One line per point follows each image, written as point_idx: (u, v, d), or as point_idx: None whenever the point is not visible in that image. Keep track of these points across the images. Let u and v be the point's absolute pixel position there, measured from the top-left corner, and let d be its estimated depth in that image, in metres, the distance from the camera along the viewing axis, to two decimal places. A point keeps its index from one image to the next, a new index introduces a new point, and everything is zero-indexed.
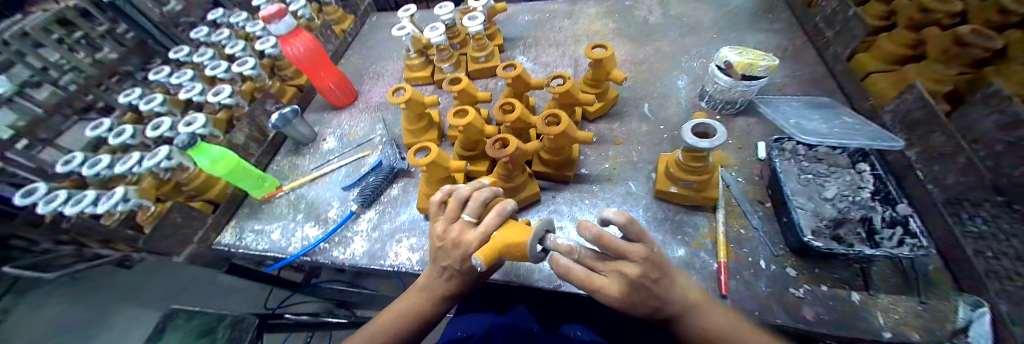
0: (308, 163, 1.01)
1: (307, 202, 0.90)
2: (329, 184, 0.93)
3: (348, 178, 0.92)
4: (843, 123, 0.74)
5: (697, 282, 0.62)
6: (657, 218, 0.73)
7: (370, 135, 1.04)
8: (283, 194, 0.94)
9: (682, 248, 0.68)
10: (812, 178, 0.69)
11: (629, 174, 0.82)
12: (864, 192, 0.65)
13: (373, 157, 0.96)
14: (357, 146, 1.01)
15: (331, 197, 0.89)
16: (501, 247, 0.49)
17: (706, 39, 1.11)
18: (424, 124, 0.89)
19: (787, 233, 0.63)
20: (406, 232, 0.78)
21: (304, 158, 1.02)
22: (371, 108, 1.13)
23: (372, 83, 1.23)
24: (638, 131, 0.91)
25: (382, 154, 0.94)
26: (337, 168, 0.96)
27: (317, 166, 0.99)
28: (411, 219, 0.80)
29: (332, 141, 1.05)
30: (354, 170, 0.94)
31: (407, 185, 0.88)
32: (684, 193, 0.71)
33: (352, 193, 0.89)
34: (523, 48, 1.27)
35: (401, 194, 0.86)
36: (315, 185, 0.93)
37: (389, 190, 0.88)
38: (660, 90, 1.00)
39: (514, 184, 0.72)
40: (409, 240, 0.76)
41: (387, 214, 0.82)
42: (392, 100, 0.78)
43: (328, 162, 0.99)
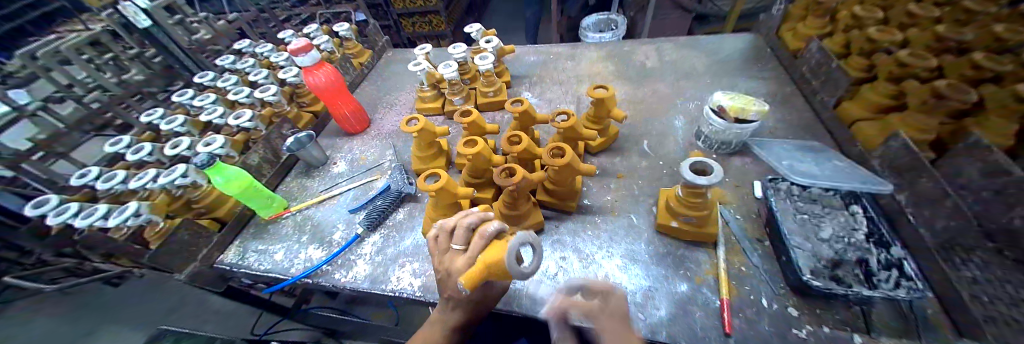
0: (316, 185, 1.03)
1: (313, 224, 0.91)
2: (336, 206, 0.95)
3: (355, 202, 0.94)
4: (834, 166, 0.77)
5: (701, 318, 0.63)
6: (659, 252, 0.74)
7: (380, 160, 1.07)
8: (290, 215, 0.96)
9: (684, 283, 0.68)
10: (808, 218, 0.71)
11: (631, 207, 0.84)
12: (859, 233, 0.66)
13: (381, 181, 0.99)
14: (366, 170, 1.05)
15: (337, 220, 0.91)
16: (484, 268, 0.46)
17: (701, 84, 1.18)
18: (433, 151, 0.92)
19: (786, 272, 0.64)
20: (409, 257, 0.79)
21: (313, 180, 1.05)
22: (382, 135, 1.18)
23: (385, 111, 1.29)
24: (638, 165, 0.95)
25: (390, 179, 0.97)
26: (345, 191, 0.98)
27: (326, 188, 1.01)
28: (414, 244, 0.81)
29: (342, 165, 1.09)
30: (362, 193, 0.96)
31: (412, 211, 0.90)
32: (685, 228, 0.73)
33: (358, 216, 0.90)
34: (529, 85, 1.34)
35: (406, 219, 0.87)
36: (321, 208, 0.95)
37: (394, 214, 0.89)
38: (658, 129, 1.05)
39: (519, 212, 0.74)
40: (412, 265, 0.77)
41: (392, 238, 0.84)
42: (405, 129, 0.82)
43: (337, 184, 1.02)
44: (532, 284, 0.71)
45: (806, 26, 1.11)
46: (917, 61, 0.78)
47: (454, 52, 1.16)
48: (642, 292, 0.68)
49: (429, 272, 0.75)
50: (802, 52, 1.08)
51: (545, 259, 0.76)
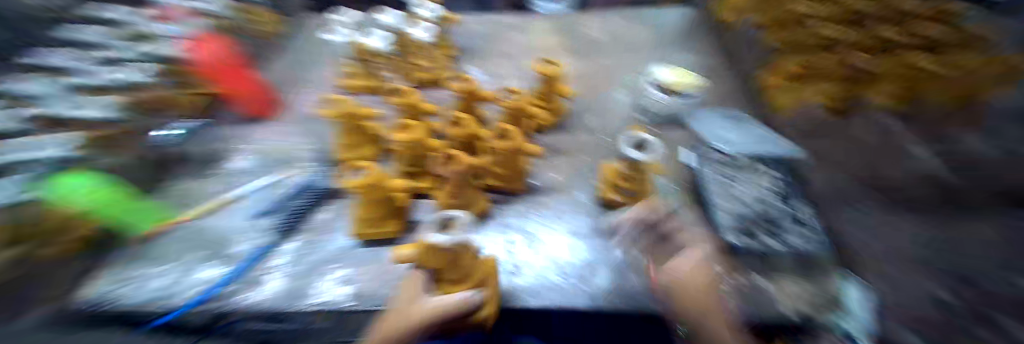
0: (210, 186, 0.88)
1: (206, 237, 0.73)
2: (237, 213, 0.79)
3: (262, 205, 0.81)
4: (753, 133, 0.85)
5: (640, 283, 0.66)
6: (603, 226, 0.77)
7: (290, 152, 0.98)
8: (177, 227, 0.76)
9: (620, 249, 0.72)
10: (727, 182, 0.75)
11: (576, 184, 0.86)
12: (766, 193, 0.73)
13: (294, 178, 0.89)
14: (276, 165, 0.94)
15: (239, 227, 0.76)
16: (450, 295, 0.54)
17: (642, 57, 1.20)
18: (360, 136, 0.84)
19: (713, 232, 0.70)
20: (336, 262, 0.68)
21: (208, 182, 0.90)
22: (297, 121, 1.11)
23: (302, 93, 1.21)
24: (583, 142, 0.96)
25: (307, 176, 0.88)
26: (251, 193, 0.84)
27: (223, 188, 0.88)
28: (341, 247, 0.71)
29: (243, 161, 0.96)
30: (271, 194, 0.84)
31: (338, 208, 0.80)
32: (626, 201, 0.76)
33: (265, 221, 0.77)
34: (471, 58, 1.27)
35: (330, 218, 0.78)
36: (220, 214, 0.79)
37: (315, 215, 0.79)
38: (602, 104, 1.05)
39: (462, 200, 0.70)
40: (342, 272, 0.66)
41: (314, 243, 0.72)
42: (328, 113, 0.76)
43: (235, 185, 0.88)
44: None
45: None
46: None
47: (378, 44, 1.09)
48: (587, 263, 0.70)
49: (362, 278, 0.65)
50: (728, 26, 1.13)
51: (493, 244, 0.73)
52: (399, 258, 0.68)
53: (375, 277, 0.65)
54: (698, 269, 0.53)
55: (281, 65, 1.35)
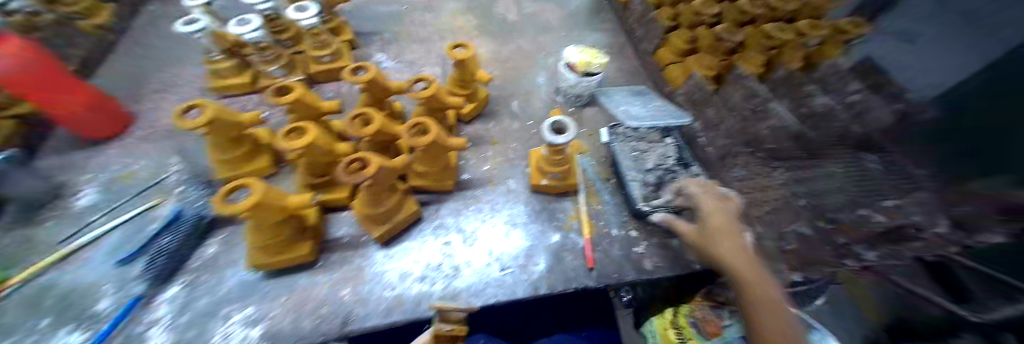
0: (53, 232, 0.70)
1: (59, 296, 0.62)
2: (94, 261, 0.66)
3: (126, 247, 0.68)
4: (657, 105, 0.92)
5: (571, 261, 0.71)
6: (535, 210, 0.80)
7: (160, 174, 0.80)
8: (8, 294, 0.62)
9: (556, 233, 0.75)
10: (638, 154, 0.82)
11: (508, 173, 0.87)
12: (672, 160, 0.81)
13: (167, 206, 0.74)
14: (142, 192, 0.77)
15: (99, 281, 0.64)
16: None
17: (558, 38, 1.23)
18: (245, 148, 0.73)
19: (629, 203, 0.77)
20: (235, 303, 0.61)
21: (47, 226, 0.71)
22: (157, 136, 0.88)
23: (160, 100, 0.97)
24: (510, 128, 0.96)
25: (183, 201, 0.74)
26: (110, 232, 0.70)
27: (72, 235, 0.70)
28: (241, 283, 0.63)
29: (93, 194, 0.77)
30: (137, 232, 0.70)
31: (228, 239, 0.70)
32: (553, 184, 0.79)
33: (134, 267, 0.65)
34: (380, 44, 1.16)
35: (221, 251, 0.68)
36: (70, 268, 0.65)
37: (199, 251, 0.68)
38: (525, 88, 1.06)
39: (384, 208, 0.65)
40: (244, 311, 0.60)
41: (202, 284, 0.63)
42: (184, 124, 0.60)
43: (88, 226, 0.71)
44: (406, 285, 0.65)
45: None
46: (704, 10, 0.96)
47: (241, 32, 0.85)
48: (524, 252, 0.72)
49: (270, 314, 0.60)
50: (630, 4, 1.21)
51: (427, 248, 0.71)
52: (320, 284, 0.64)
53: (287, 311, 0.60)
54: (727, 221, 0.59)
55: (130, 64, 1.06)
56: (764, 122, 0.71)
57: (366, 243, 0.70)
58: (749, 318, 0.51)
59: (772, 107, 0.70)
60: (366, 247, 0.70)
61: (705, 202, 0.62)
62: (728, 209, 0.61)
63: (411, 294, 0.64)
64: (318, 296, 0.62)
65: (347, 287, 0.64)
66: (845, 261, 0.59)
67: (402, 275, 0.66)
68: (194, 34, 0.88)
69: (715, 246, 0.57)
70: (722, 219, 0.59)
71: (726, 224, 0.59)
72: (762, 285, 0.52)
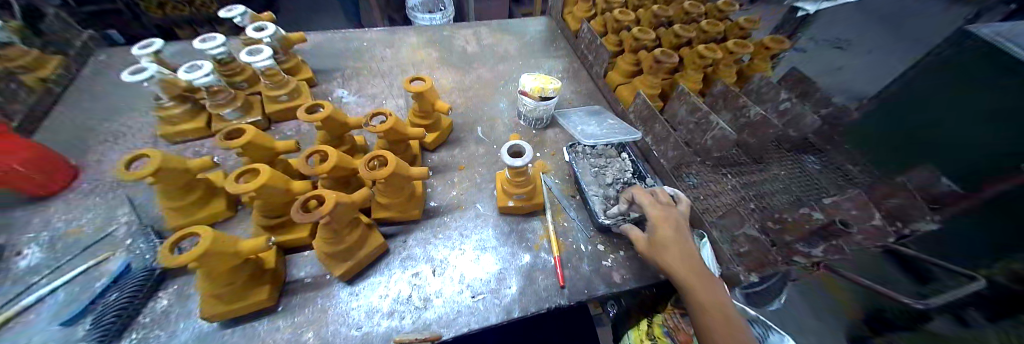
0: None
1: None
2: (31, 327, 0.61)
3: (68, 308, 0.63)
4: (611, 123, 0.98)
5: (543, 280, 0.72)
6: (504, 232, 0.81)
7: (107, 228, 0.75)
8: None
9: (526, 254, 0.77)
10: (597, 170, 0.86)
11: (475, 197, 0.88)
12: (629, 173, 0.85)
13: (117, 260, 0.70)
14: (86, 248, 0.72)
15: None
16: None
17: (516, 66, 1.29)
18: (200, 195, 0.71)
19: (592, 218, 0.80)
20: None
21: None
22: (106, 188, 0.83)
23: (108, 149, 0.93)
24: (476, 153, 0.98)
25: (133, 253, 0.70)
26: (48, 294, 0.64)
27: (7, 301, 0.64)
28: (198, 335, 0.60)
29: (31, 255, 0.71)
30: (82, 290, 0.65)
31: (182, 289, 0.65)
32: (519, 205, 0.80)
33: (80, 328, 0.60)
34: (342, 80, 1.18)
35: (175, 303, 0.64)
36: (7, 336, 0.60)
37: (151, 304, 0.63)
38: (488, 113, 1.10)
39: (346, 244, 0.64)
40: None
41: (152, 341, 0.59)
42: (125, 176, 0.58)
43: (30, 288, 0.65)
44: (374, 323, 0.63)
45: (578, 10, 1.35)
46: (642, 35, 1.05)
47: (190, 78, 0.81)
48: (495, 277, 0.73)
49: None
50: (579, 31, 1.30)
51: (395, 281, 0.70)
52: (281, 330, 0.61)
53: None
54: (675, 233, 0.63)
55: (73, 116, 1.01)
56: (708, 133, 0.79)
57: (330, 283, 0.68)
58: (698, 325, 0.57)
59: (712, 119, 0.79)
60: (330, 286, 0.68)
61: (653, 213, 0.65)
62: (674, 217, 0.65)
63: (380, 331, 0.63)
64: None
65: (310, 330, 0.62)
66: (793, 258, 0.64)
67: (369, 312, 0.65)
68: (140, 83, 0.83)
69: (664, 258, 0.61)
70: (671, 231, 0.63)
71: (674, 236, 0.62)
72: (707, 294, 0.57)
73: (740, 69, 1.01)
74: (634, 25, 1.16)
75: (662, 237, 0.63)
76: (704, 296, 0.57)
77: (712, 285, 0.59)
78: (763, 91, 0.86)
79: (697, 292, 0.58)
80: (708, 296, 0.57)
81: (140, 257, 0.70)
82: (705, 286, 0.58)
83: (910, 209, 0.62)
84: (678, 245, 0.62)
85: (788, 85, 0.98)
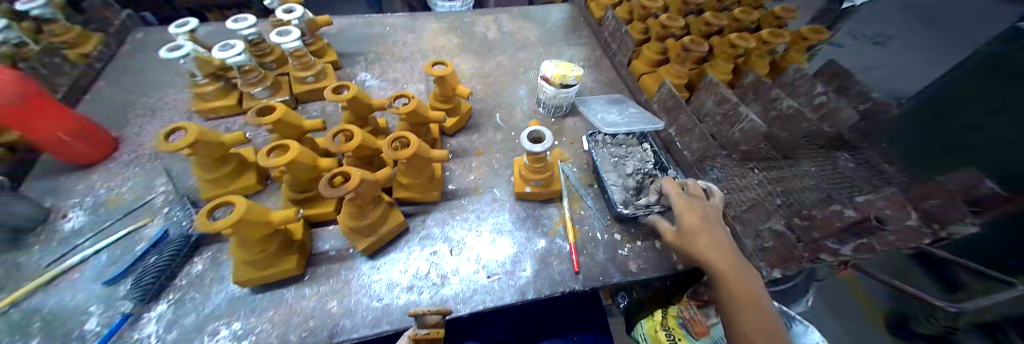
0: (36, 259, 0.69)
1: (43, 318, 0.61)
2: (79, 283, 0.65)
3: (113, 267, 0.67)
4: (632, 112, 0.97)
5: (557, 265, 0.73)
6: (520, 218, 0.81)
7: (147, 196, 0.80)
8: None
9: (542, 239, 0.77)
10: (618, 159, 0.84)
11: (492, 182, 0.89)
12: (650, 164, 0.83)
13: (155, 226, 0.74)
14: (127, 213, 0.76)
15: (86, 302, 0.63)
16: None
17: (535, 53, 1.28)
18: (232, 168, 0.74)
19: (609, 207, 0.79)
20: (223, 318, 0.61)
21: (29, 251, 0.70)
22: (145, 159, 0.88)
23: (146, 121, 0.97)
24: (494, 140, 0.98)
25: (169, 221, 0.74)
26: (95, 254, 0.69)
27: (56, 260, 0.69)
28: (230, 298, 0.64)
29: (78, 217, 0.76)
30: (125, 252, 0.70)
31: (215, 256, 0.69)
32: (536, 191, 0.80)
33: (121, 287, 0.65)
34: (365, 64, 1.20)
35: (209, 269, 0.67)
36: (56, 289, 0.65)
37: (187, 268, 0.67)
38: (507, 100, 1.10)
39: (369, 220, 0.65)
40: (231, 326, 0.60)
41: (188, 302, 0.63)
42: (165, 147, 0.61)
43: (76, 248, 0.70)
44: (393, 298, 0.65)
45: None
46: (671, 23, 1.03)
47: (224, 57, 0.84)
48: (510, 260, 0.74)
49: (257, 329, 0.60)
50: (603, 19, 1.27)
51: (414, 258, 0.72)
52: (307, 298, 0.64)
53: (275, 324, 0.61)
54: (703, 222, 0.62)
55: (114, 90, 1.06)
56: (736, 126, 0.78)
57: (353, 256, 0.71)
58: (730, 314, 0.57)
59: (741, 111, 0.77)
60: (353, 259, 0.70)
61: (679, 203, 0.65)
62: (701, 207, 0.64)
63: (398, 304, 0.65)
64: (304, 310, 0.63)
65: (334, 299, 0.64)
66: (820, 256, 0.61)
67: (388, 286, 0.67)
68: (177, 60, 0.86)
69: (694, 247, 0.61)
70: (698, 220, 0.62)
71: (702, 225, 0.62)
72: (738, 286, 0.57)
73: (772, 61, 0.98)
74: (661, 13, 1.14)
75: (690, 226, 0.62)
76: (737, 286, 0.57)
77: (745, 274, 0.58)
78: (797, 83, 0.82)
79: (729, 281, 0.57)
80: (741, 284, 0.57)
81: (177, 223, 0.74)
82: (738, 275, 0.57)
83: (952, 211, 0.58)
84: (706, 234, 0.61)
85: (823, 79, 0.94)
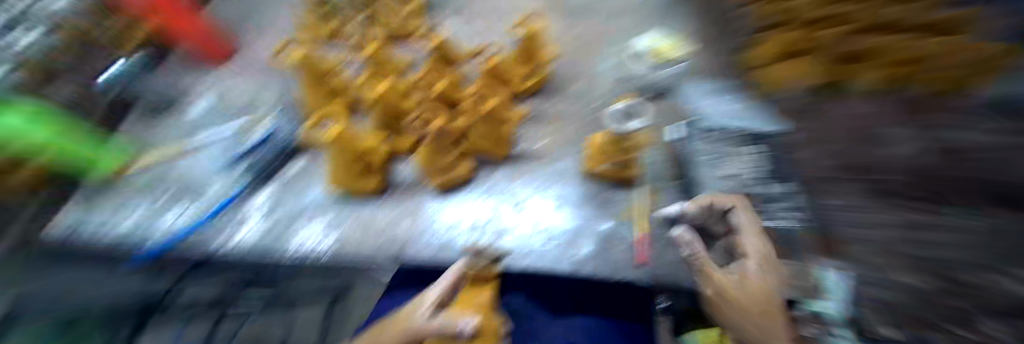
0: (190, 135, 0.89)
1: (187, 180, 0.78)
2: (210, 158, 0.81)
3: (234, 152, 0.81)
4: None
5: (619, 252, 0.67)
6: (586, 195, 0.76)
7: (265, 101, 0.94)
8: (151, 174, 0.81)
9: (607, 221, 0.71)
10: (712, 159, 0.71)
11: (563, 151, 0.82)
12: (761, 167, 0.65)
13: (268, 125, 0.85)
14: (249, 112, 0.92)
15: (210, 176, 0.78)
16: (468, 299, 0.56)
17: (634, 21, 1.14)
18: (334, 91, 0.81)
19: (693, 207, 0.71)
20: (310, 212, 0.71)
21: (186, 130, 0.89)
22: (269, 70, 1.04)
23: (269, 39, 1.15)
24: (573, 108, 0.91)
25: (279, 123, 0.85)
26: (223, 140, 0.85)
27: (193, 139, 0.86)
28: (316, 198, 0.73)
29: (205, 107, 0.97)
30: (245, 141, 0.83)
31: (310, 161, 0.79)
32: (611, 171, 0.74)
33: (238, 168, 0.78)
34: (455, 7, 1.18)
35: (304, 171, 0.77)
36: (191, 163, 0.81)
37: (289, 165, 0.79)
38: (594, 69, 1.00)
39: (441, 165, 0.70)
40: (316, 221, 0.69)
41: (287, 193, 0.74)
42: None
43: (207, 134, 0.86)
44: (454, 239, 0.67)
45: None
46: None
47: None
48: (569, 234, 0.69)
49: (337, 228, 0.68)
50: None
51: (475, 205, 0.72)
52: (380, 217, 0.70)
53: (351, 228, 0.68)
54: (739, 260, 0.51)
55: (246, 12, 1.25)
56: None
57: (422, 190, 0.74)
58: None
59: None
60: (422, 194, 0.73)
61: (756, 236, 0.53)
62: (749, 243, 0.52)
63: (456, 243, 0.67)
64: (377, 225, 0.69)
65: (400, 222, 0.69)
66: None
67: (449, 226, 0.69)
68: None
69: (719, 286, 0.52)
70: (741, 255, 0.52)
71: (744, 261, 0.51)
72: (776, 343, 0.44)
73: None
74: None
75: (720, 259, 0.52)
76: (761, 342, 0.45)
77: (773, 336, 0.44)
78: None
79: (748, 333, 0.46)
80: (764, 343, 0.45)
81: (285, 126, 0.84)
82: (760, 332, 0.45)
83: None
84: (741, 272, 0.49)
85: None
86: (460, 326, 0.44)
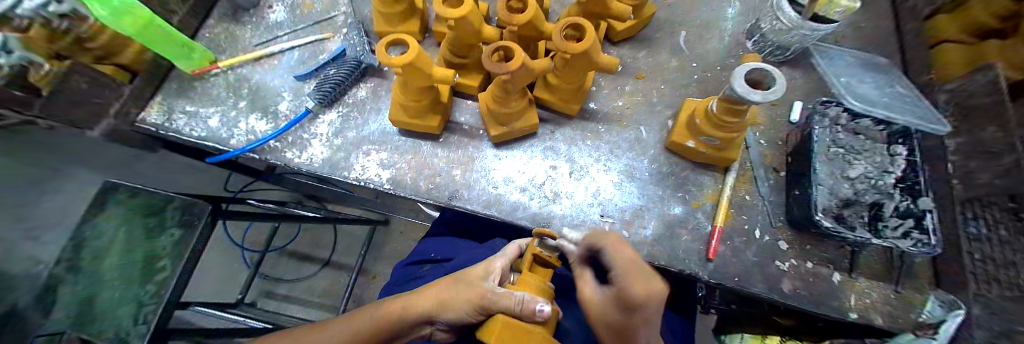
0: (250, 37, 0.79)
1: (251, 88, 0.73)
2: (278, 69, 0.75)
3: (303, 67, 0.75)
4: (895, 93, 0.67)
5: (687, 242, 0.60)
6: (661, 173, 0.66)
7: (333, 11, 0.83)
8: (220, 73, 0.74)
9: (678, 206, 0.63)
10: (843, 154, 0.61)
11: (644, 118, 0.71)
12: (891, 177, 0.58)
13: (336, 43, 0.78)
14: (315, 23, 0.81)
15: (281, 86, 0.73)
16: (532, 278, 0.44)
17: None
18: (404, 8, 0.70)
19: (792, 207, 0.60)
20: (375, 144, 0.67)
21: (245, 28, 0.80)
22: None
23: None
24: (666, 65, 0.77)
25: (347, 41, 0.77)
26: (289, 50, 0.77)
27: (263, 42, 0.79)
28: (382, 130, 0.69)
29: (280, 12, 0.83)
30: (312, 56, 0.77)
31: (377, 88, 0.73)
32: (702, 149, 0.62)
33: (307, 86, 0.73)
34: None
35: (371, 98, 0.72)
36: (260, 68, 0.75)
37: (354, 90, 0.72)
38: (703, 17, 0.81)
39: (511, 110, 0.59)
40: (380, 154, 0.67)
41: (352, 120, 0.69)
42: None
43: (277, 39, 0.79)
44: (513, 196, 0.63)
45: None
46: None
47: None
48: (633, 210, 0.62)
49: (397, 165, 0.66)
50: None
51: (535, 163, 0.66)
52: (438, 158, 0.66)
53: (411, 168, 0.66)
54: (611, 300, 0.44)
55: None
56: None
57: (481, 138, 0.69)
58: None
59: None
60: (480, 141, 0.68)
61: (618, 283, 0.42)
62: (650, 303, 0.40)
63: (509, 199, 0.62)
64: (436, 168, 0.66)
65: (459, 169, 0.65)
66: None
67: (505, 179, 0.64)
68: None
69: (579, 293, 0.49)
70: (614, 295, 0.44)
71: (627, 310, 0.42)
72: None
73: None
74: None
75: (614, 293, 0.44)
76: None
77: None
78: None
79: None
80: None
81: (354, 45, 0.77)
82: None
83: None
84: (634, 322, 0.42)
85: None
86: (537, 309, 0.38)
